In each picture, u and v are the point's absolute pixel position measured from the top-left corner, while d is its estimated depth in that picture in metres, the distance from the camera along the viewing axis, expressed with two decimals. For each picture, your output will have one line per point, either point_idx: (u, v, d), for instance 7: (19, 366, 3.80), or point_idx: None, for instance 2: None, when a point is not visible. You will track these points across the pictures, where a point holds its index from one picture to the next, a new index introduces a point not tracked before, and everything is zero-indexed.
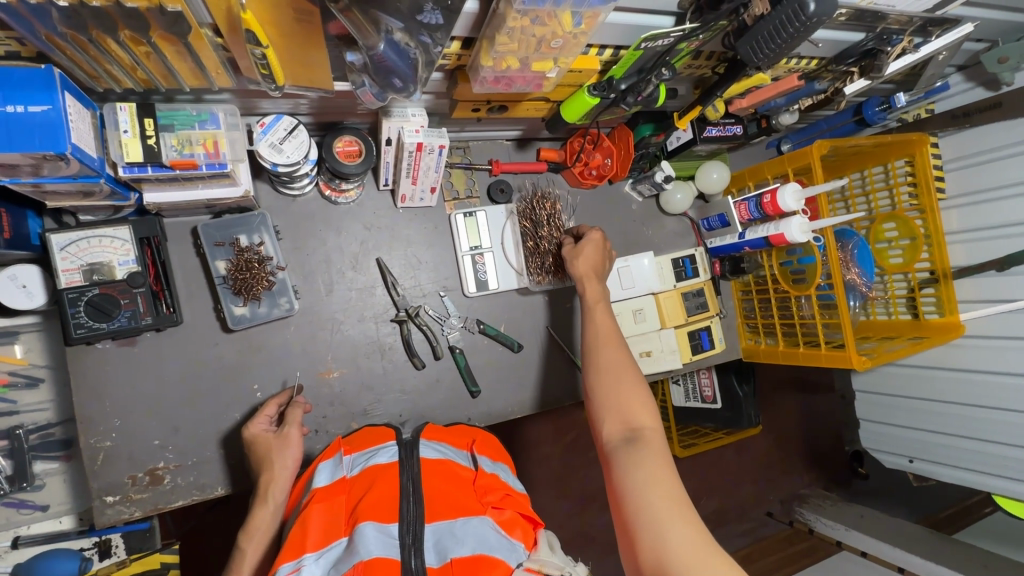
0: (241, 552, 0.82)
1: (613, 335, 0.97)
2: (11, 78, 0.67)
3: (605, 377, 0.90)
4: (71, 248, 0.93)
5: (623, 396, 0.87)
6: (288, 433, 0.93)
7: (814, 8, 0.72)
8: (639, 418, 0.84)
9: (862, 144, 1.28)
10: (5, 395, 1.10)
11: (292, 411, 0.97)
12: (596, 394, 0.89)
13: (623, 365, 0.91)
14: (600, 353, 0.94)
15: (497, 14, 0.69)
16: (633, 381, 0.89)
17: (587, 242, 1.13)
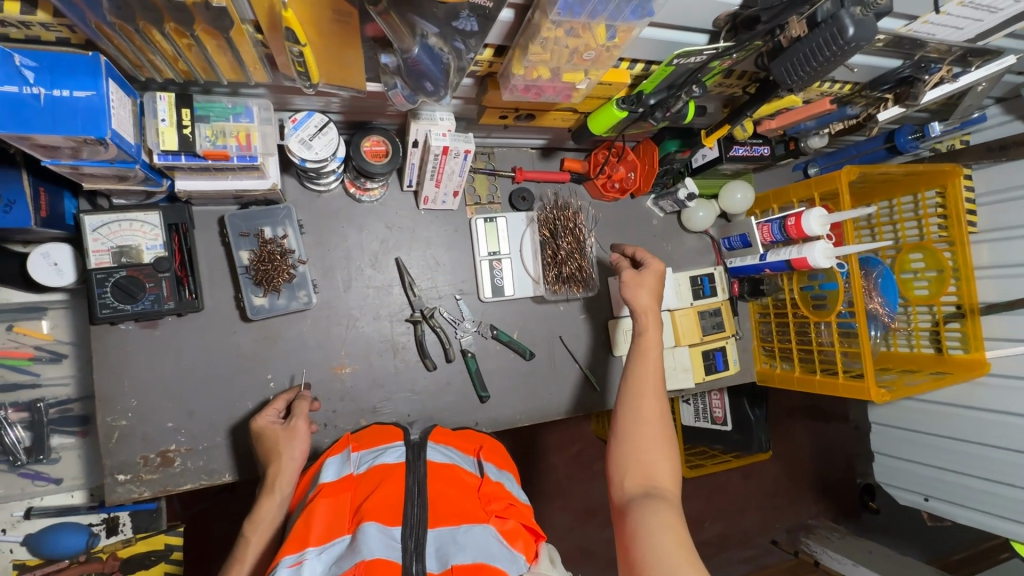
0: (244, 543, 0.82)
1: (653, 385, 0.93)
2: (60, 63, 0.69)
3: (639, 425, 0.88)
4: (103, 230, 0.96)
5: (651, 450, 0.85)
6: (296, 426, 0.93)
7: (853, 33, 0.71)
8: (661, 477, 0.83)
9: (892, 172, 1.26)
10: (29, 367, 1.14)
11: (297, 406, 0.97)
12: (624, 439, 0.87)
13: (654, 415, 0.89)
14: (638, 399, 0.90)
15: (532, 24, 0.70)
16: (662, 435, 0.87)
17: (650, 271, 1.07)
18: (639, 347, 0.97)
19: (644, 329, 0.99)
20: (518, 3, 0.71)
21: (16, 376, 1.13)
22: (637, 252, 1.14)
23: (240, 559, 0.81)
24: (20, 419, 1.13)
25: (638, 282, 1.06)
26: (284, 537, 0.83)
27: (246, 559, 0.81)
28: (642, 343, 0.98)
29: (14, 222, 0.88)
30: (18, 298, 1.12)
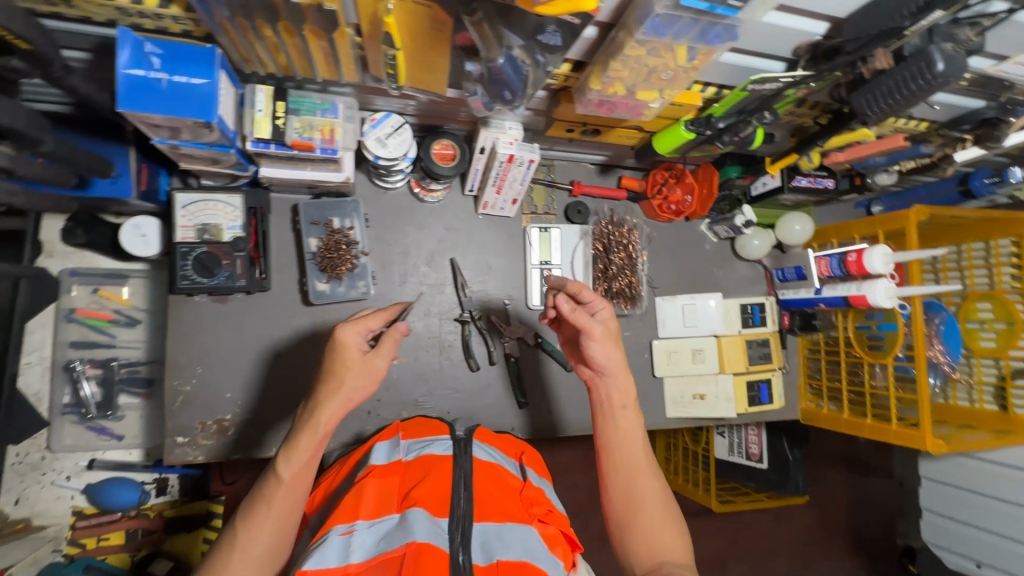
0: (275, 483, 0.76)
1: (639, 457, 0.88)
2: (180, 53, 0.76)
3: (637, 502, 0.85)
4: (191, 207, 1.03)
5: (654, 523, 0.84)
6: (374, 366, 0.82)
7: (942, 68, 0.70)
8: (671, 546, 0.82)
9: (964, 215, 1.22)
10: (106, 329, 1.22)
11: (384, 339, 0.83)
12: (626, 517, 0.85)
13: (649, 487, 0.86)
14: (630, 476, 0.86)
15: (615, 42, 0.73)
16: (662, 507, 0.85)
17: (609, 322, 0.91)
18: (619, 420, 0.89)
19: (620, 398, 0.89)
20: (603, 22, 0.74)
21: (95, 335, 1.22)
22: (581, 291, 0.93)
23: (264, 498, 0.76)
24: (93, 376, 1.21)
25: (607, 338, 0.89)
26: (325, 506, 0.86)
27: (274, 502, 0.75)
28: (624, 415, 0.89)
29: (117, 192, 0.97)
30: (107, 265, 1.23)
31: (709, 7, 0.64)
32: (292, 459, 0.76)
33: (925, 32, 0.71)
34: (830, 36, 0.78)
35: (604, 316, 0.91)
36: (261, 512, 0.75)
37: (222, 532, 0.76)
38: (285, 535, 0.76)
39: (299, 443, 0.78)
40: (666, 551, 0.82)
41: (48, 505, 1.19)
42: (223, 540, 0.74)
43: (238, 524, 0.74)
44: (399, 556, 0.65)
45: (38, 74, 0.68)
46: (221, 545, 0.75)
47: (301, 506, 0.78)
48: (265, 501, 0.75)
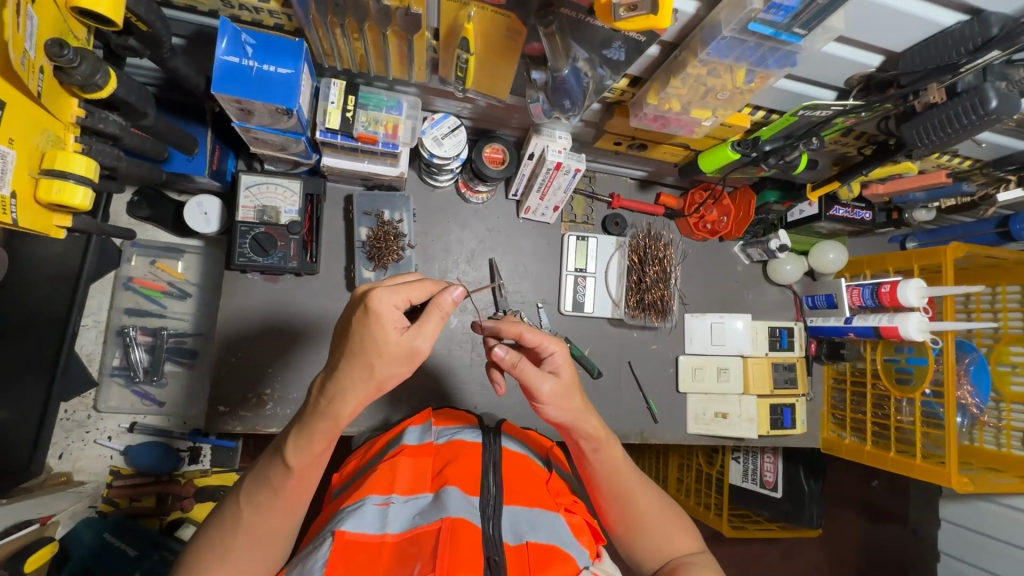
0: (283, 473, 0.69)
1: (631, 478, 0.84)
2: (271, 44, 0.82)
3: (638, 517, 0.83)
4: (253, 189, 1.09)
5: (659, 529, 0.83)
6: (415, 350, 0.63)
7: (995, 105, 0.73)
8: (680, 542, 0.83)
9: (1005, 256, 1.21)
10: (159, 299, 1.29)
11: (429, 314, 0.64)
12: (632, 535, 0.84)
13: (647, 502, 0.84)
14: (626, 499, 0.83)
15: (678, 61, 0.78)
16: (662, 508, 0.85)
17: (569, 375, 0.77)
18: (595, 460, 0.83)
19: (590, 443, 0.81)
20: (667, 41, 0.79)
21: (148, 305, 1.29)
22: (524, 332, 0.77)
23: (270, 485, 0.69)
24: (143, 342, 1.27)
25: (563, 392, 0.76)
26: (352, 479, 0.89)
27: (282, 492, 0.69)
28: (602, 452, 0.82)
29: (193, 169, 1.03)
30: (165, 239, 1.30)
31: (774, 33, 0.68)
32: (303, 453, 0.67)
33: (980, 71, 0.75)
34: (884, 69, 0.81)
35: (566, 368, 0.77)
36: (265, 499, 0.69)
37: (227, 503, 0.72)
38: (292, 517, 0.72)
39: (310, 440, 0.67)
40: (676, 548, 0.83)
41: (90, 461, 1.25)
42: (226, 514, 0.71)
43: (244, 503, 0.70)
44: (434, 529, 0.68)
45: (149, 53, 0.77)
46: (224, 517, 0.71)
47: (310, 492, 0.73)
48: (272, 489, 0.69)
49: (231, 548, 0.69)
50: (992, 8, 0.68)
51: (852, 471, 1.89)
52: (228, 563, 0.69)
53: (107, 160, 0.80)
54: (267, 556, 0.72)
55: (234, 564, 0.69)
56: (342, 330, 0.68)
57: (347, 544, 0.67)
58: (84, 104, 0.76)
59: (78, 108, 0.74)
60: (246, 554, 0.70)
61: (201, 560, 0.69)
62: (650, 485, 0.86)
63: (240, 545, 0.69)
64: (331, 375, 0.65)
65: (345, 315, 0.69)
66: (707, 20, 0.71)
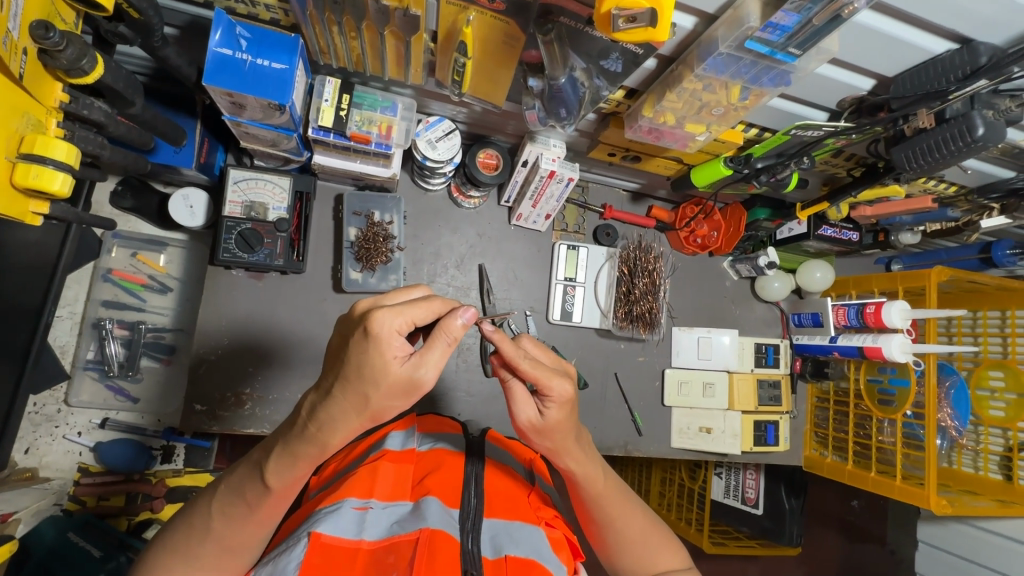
0: (261, 491, 0.66)
1: (619, 506, 0.82)
2: (266, 39, 0.81)
3: (622, 542, 0.83)
4: (241, 184, 1.07)
5: (644, 553, 0.83)
6: (420, 381, 0.59)
7: (983, 132, 0.74)
8: (664, 562, 0.83)
9: (986, 282, 1.23)
10: (138, 293, 1.26)
11: (435, 341, 0.60)
12: (616, 556, 0.84)
13: (634, 531, 0.83)
14: (609, 524, 0.82)
15: (675, 75, 0.78)
16: (647, 529, 0.84)
17: (554, 419, 0.72)
18: (580, 486, 0.80)
19: (575, 473, 0.79)
20: (664, 55, 0.79)
21: (126, 298, 1.26)
22: (529, 371, 0.68)
23: (245, 498, 0.67)
24: (119, 336, 1.24)
25: (541, 430, 0.73)
26: (329, 481, 0.87)
27: (257, 508, 0.67)
28: (585, 482, 0.80)
29: (180, 161, 1.01)
30: (148, 231, 1.28)
31: (770, 52, 0.68)
32: (285, 474, 0.65)
33: (967, 99, 0.75)
34: (876, 92, 0.82)
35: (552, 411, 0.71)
36: (240, 513, 0.67)
37: (196, 507, 0.69)
38: (265, 527, 0.70)
39: (293, 463, 0.64)
40: (660, 567, 0.83)
41: (57, 458, 1.22)
42: (195, 518, 0.68)
43: (215, 512, 0.67)
44: (412, 540, 0.66)
45: (139, 42, 0.75)
46: (192, 521, 0.68)
47: (286, 507, 0.70)
48: (247, 504, 0.67)
49: (198, 552, 0.67)
50: (982, 38, 0.69)
51: (832, 489, 1.89)
52: (194, 566, 0.68)
53: (90, 147, 0.78)
54: (233, 563, 0.70)
55: (199, 567, 0.68)
56: (336, 351, 0.63)
57: (322, 546, 0.64)
58: (69, 89, 0.74)
59: (62, 92, 0.73)
60: (211, 560, 0.68)
61: (165, 562, 0.67)
62: (636, 507, 0.85)
63: (207, 551, 0.67)
64: (323, 398, 0.61)
65: (342, 331, 0.64)
66: (704, 37, 0.71)
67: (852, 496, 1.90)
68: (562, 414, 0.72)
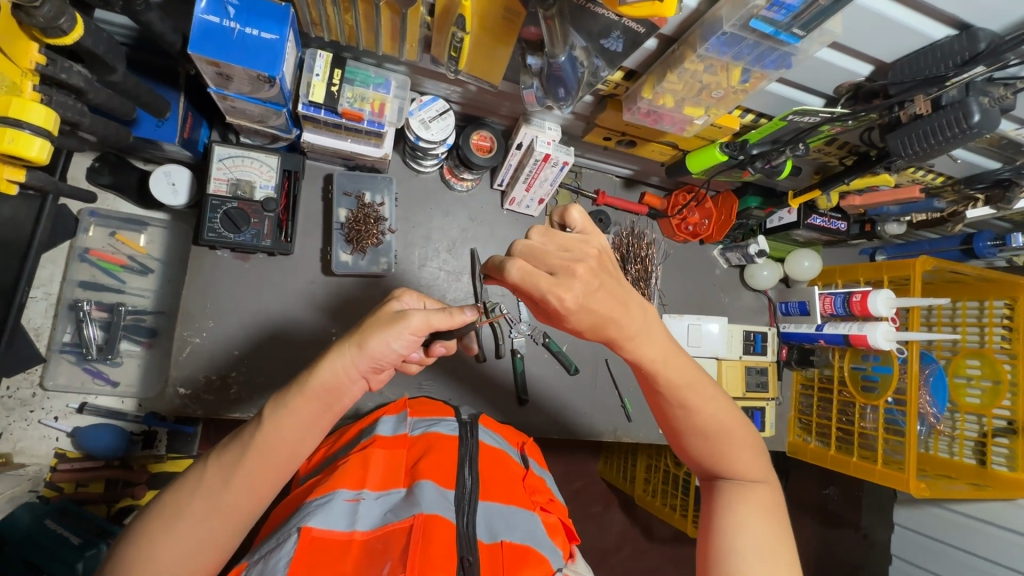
0: (255, 430, 0.65)
1: (701, 384, 0.71)
2: (255, 7, 0.78)
3: (697, 422, 0.73)
4: (227, 161, 1.04)
5: (720, 447, 0.73)
6: (405, 315, 0.66)
7: (977, 119, 0.75)
8: (737, 454, 0.74)
9: (968, 272, 1.25)
10: (117, 273, 1.21)
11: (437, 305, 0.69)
12: (683, 433, 0.75)
13: (714, 414, 0.72)
14: (682, 415, 0.72)
15: (675, 55, 0.77)
16: (727, 425, 0.73)
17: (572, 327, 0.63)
18: (658, 371, 0.69)
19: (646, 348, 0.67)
20: (665, 35, 0.78)
21: (105, 279, 1.21)
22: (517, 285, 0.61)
23: (240, 442, 0.65)
24: (98, 318, 1.18)
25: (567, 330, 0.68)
26: (319, 467, 0.85)
27: (250, 452, 0.64)
28: (654, 371, 0.68)
29: (162, 135, 0.98)
30: (127, 210, 1.23)
31: (774, 32, 0.68)
32: (280, 408, 0.64)
33: (963, 86, 0.76)
34: (873, 79, 0.82)
35: (584, 296, 0.59)
36: (234, 461, 0.64)
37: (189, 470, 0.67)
38: (264, 488, 0.66)
39: (288, 396, 0.65)
40: (735, 468, 0.74)
41: (32, 443, 1.18)
42: (187, 479, 0.65)
43: (207, 466, 0.65)
44: (406, 527, 0.65)
45: (120, 5, 0.71)
46: (185, 481, 0.66)
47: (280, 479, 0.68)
48: (241, 449, 0.64)
49: (185, 514, 0.63)
50: (981, 24, 0.70)
51: (810, 477, 1.90)
52: (177, 532, 0.62)
53: (69, 114, 0.74)
54: (221, 533, 0.65)
55: (183, 534, 0.62)
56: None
57: (313, 541, 0.63)
58: (45, 50, 0.70)
59: (38, 53, 0.69)
60: (198, 526, 0.63)
61: (149, 531, 0.62)
62: (719, 401, 0.73)
63: (194, 511, 0.63)
64: None
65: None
66: (708, 16, 0.71)
67: (827, 485, 1.92)
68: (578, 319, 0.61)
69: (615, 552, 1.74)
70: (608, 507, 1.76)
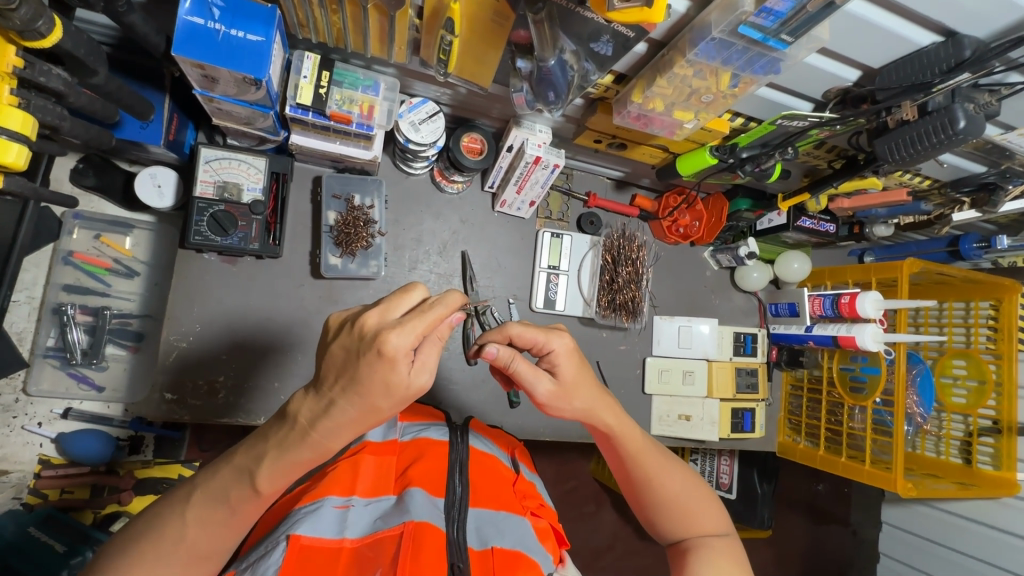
0: (247, 495, 0.62)
1: (657, 457, 0.81)
2: (241, 8, 0.77)
3: (661, 497, 0.80)
4: (213, 163, 1.02)
5: (687, 514, 0.79)
6: (420, 387, 0.58)
7: (963, 126, 0.76)
8: (705, 520, 0.80)
9: (953, 274, 1.26)
10: (103, 277, 1.20)
11: (428, 343, 0.59)
12: (653, 512, 0.81)
13: (675, 485, 0.80)
14: (651, 487, 0.80)
15: (667, 59, 0.77)
16: (687, 488, 0.81)
17: (570, 373, 0.75)
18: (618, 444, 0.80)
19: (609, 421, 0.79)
20: (654, 40, 0.79)
21: (90, 282, 1.19)
22: (532, 343, 0.74)
23: (227, 503, 0.62)
24: (82, 322, 1.18)
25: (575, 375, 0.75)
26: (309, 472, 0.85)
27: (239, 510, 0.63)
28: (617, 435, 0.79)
29: (146, 137, 0.96)
30: (113, 213, 1.22)
31: (762, 38, 0.68)
32: (276, 481, 0.62)
33: (949, 92, 0.77)
34: (860, 84, 0.83)
35: (568, 345, 0.74)
36: (221, 517, 0.62)
37: (165, 506, 0.64)
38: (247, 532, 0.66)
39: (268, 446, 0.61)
40: (704, 533, 0.79)
41: (15, 450, 1.16)
42: (164, 524, 0.62)
43: (188, 518, 0.62)
44: (396, 534, 0.64)
45: (101, 6, 0.70)
46: (160, 523, 0.62)
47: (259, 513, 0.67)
48: (228, 508, 0.62)
49: (162, 559, 0.61)
50: (966, 30, 0.70)
51: (800, 474, 1.90)
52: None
53: (49, 117, 0.74)
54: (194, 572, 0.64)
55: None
56: (340, 358, 0.57)
57: (302, 549, 0.62)
58: (22, 53, 0.67)
59: (15, 56, 0.66)
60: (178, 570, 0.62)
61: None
62: (679, 470, 0.82)
63: (174, 563, 0.61)
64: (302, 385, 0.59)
65: (347, 336, 0.58)
66: (696, 21, 0.71)
67: (817, 482, 1.91)
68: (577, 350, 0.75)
69: (607, 551, 1.75)
70: (601, 507, 1.76)
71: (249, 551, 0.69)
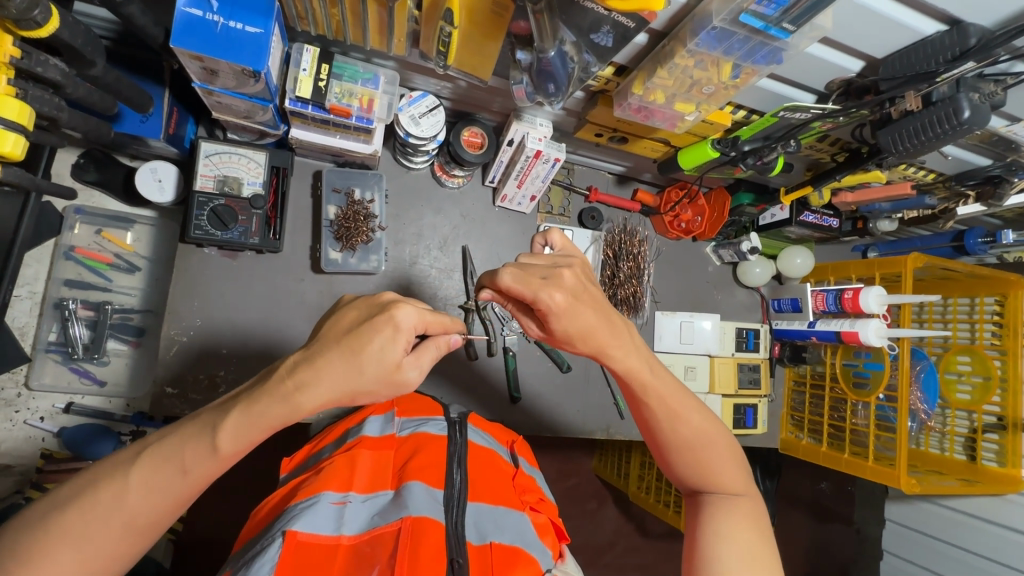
0: (200, 451, 0.59)
1: (677, 397, 0.75)
2: (240, 0, 0.77)
3: (676, 437, 0.75)
4: (213, 158, 1.02)
5: (702, 457, 0.75)
6: (406, 382, 0.61)
7: (968, 116, 0.75)
8: (722, 464, 0.76)
9: (959, 269, 1.25)
10: (104, 272, 1.20)
11: (427, 346, 0.63)
12: (667, 450, 0.77)
13: (693, 427, 0.75)
14: (668, 426, 0.75)
15: (667, 50, 0.76)
16: (707, 430, 0.76)
17: (567, 328, 0.67)
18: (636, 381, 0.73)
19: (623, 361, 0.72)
20: (656, 30, 0.78)
21: (91, 277, 1.20)
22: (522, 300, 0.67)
23: (178, 462, 0.59)
24: (84, 317, 1.18)
25: (573, 332, 0.68)
26: (305, 467, 0.84)
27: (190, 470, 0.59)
28: (634, 378, 0.73)
29: (146, 131, 0.96)
30: (114, 208, 1.22)
31: (764, 27, 0.68)
32: (235, 437, 0.58)
33: (954, 82, 0.76)
34: (864, 75, 0.82)
35: (565, 300, 0.66)
36: (165, 478, 0.58)
37: (106, 467, 0.59)
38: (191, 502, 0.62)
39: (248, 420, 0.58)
40: (720, 477, 0.76)
41: (17, 444, 1.17)
42: (100, 490, 0.57)
43: (132, 480, 0.58)
44: (394, 530, 0.64)
45: None
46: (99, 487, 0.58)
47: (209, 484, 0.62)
48: (179, 468, 0.59)
49: (103, 525, 0.57)
50: (971, 19, 0.69)
51: (803, 471, 1.89)
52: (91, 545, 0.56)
53: (47, 108, 0.74)
54: (124, 544, 0.59)
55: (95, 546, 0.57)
56: (349, 323, 0.62)
57: (299, 545, 0.62)
58: (21, 43, 0.68)
59: (12, 46, 0.67)
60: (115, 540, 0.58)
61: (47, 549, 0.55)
62: (699, 411, 0.76)
63: (111, 525, 0.57)
64: (306, 355, 0.60)
65: (360, 309, 0.63)
66: (697, 10, 0.70)
67: (820, 480, 1.90)
68: (574, 306, 0.67)
69: (609, 548, 1.74)
70: (602, 504, 1.76)
71: (245, 547, 0.69)
